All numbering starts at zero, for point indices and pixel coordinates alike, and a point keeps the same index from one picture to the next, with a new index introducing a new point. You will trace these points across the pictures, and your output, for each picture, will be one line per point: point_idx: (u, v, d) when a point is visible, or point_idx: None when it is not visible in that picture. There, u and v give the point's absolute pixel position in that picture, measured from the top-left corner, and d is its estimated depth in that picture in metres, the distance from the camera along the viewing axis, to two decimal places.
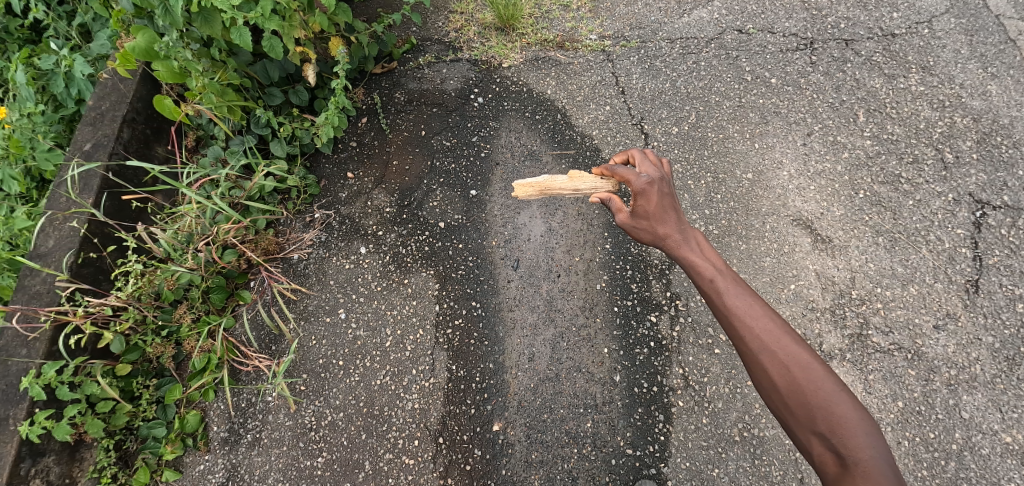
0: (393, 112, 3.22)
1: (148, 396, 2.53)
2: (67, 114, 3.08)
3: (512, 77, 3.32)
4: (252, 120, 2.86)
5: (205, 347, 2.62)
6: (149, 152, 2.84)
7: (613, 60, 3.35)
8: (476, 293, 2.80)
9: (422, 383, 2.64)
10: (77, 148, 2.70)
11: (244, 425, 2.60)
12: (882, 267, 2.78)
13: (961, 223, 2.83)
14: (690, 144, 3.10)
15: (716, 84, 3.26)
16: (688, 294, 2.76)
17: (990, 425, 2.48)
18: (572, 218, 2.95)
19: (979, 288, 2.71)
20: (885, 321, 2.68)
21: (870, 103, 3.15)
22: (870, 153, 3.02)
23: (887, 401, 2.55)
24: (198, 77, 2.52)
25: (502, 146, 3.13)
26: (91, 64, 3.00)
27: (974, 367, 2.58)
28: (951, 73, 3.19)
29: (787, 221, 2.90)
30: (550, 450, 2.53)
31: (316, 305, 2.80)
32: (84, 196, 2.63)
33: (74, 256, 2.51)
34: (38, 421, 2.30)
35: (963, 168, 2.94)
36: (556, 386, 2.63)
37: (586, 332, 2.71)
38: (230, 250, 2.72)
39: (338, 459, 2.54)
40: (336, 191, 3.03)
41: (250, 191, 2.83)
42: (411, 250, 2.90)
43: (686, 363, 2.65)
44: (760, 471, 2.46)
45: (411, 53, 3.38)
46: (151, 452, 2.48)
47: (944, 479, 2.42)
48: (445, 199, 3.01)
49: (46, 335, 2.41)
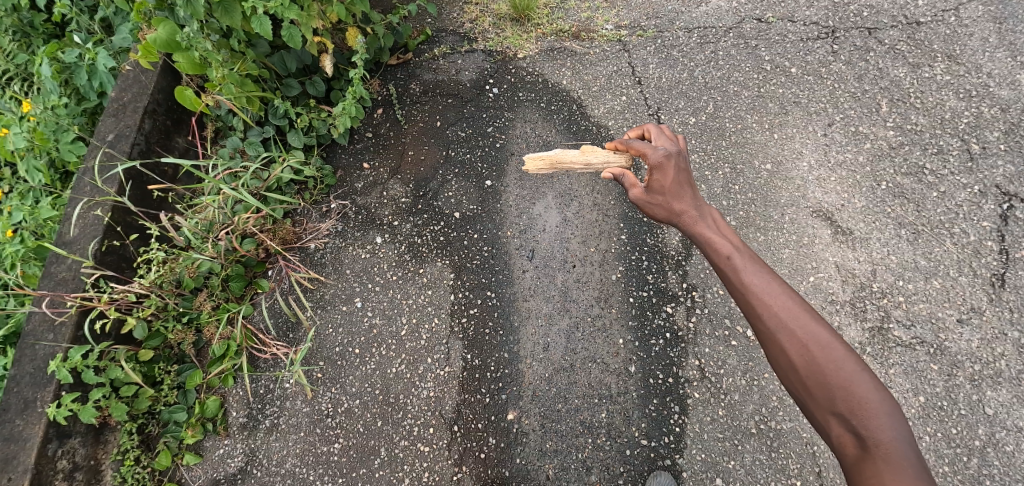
0: (408, 103, 3.23)
1: (169, 381, 2.59)
2: (89, 106, 3.13)
3: (527, 68, 3.31)
4: (270, 111, 2.88)
5: (225, 334, 2.67)
6: (170, 143, 2.87)
7: (630, 50, 3.32)
8: (491, 283, 2.81)
9: (437, 372, 2.66)
10: (100, 138, 2.73)
11: (263, 411, 2.65)
12: (904, 259, 2.73)
13: (987, 216, 2.76)
14: (708, 135, 3.06)
15: (735, 74, 3.21)
16: (704, 286, 2.74)
17: (1014, 422, 2.44)
18: (587, 209, 2.94)
19: (1006, 282, 2.65)
20: (907, 314, 2.63)
21: (893, 93, 3.08)
22: (893, 143, 2.96)
23: (908, 396, 2.52)
24: (218, 68, 2.55)
25: (517, 136, 3.13)
26: (113, 57, 3.04)
27: (999, 363, 2.53)
28: (978, 62, 3.11)
29: (807, 212, 2.86)
30: (564, 439, 2.53)
31: (332, 294, 2.83)
32: (108, 184, 2.65)
33: (98, 244, 2.55)
34: (65, 404, 2.34)
35: (989, 159, 2.87)
36: (570, 376, 2.62)
37: (600, 323, 2.71)
38: (249, 239, 2.76)
39: (354, 445, 2.57)
40: (352, 181, 3.05)
41: (268, 181, 2.85)
42: (426, 240, 2.91)
43: (702, 354, 2.63)
44: (778, 464, 2.44)
45: (426, 44, 3.38)
46: (173, 436, 2.55)
47: (967, 476, 2.38)
48: (461, 190, 3.01)
49: (72, 321, 2.45)
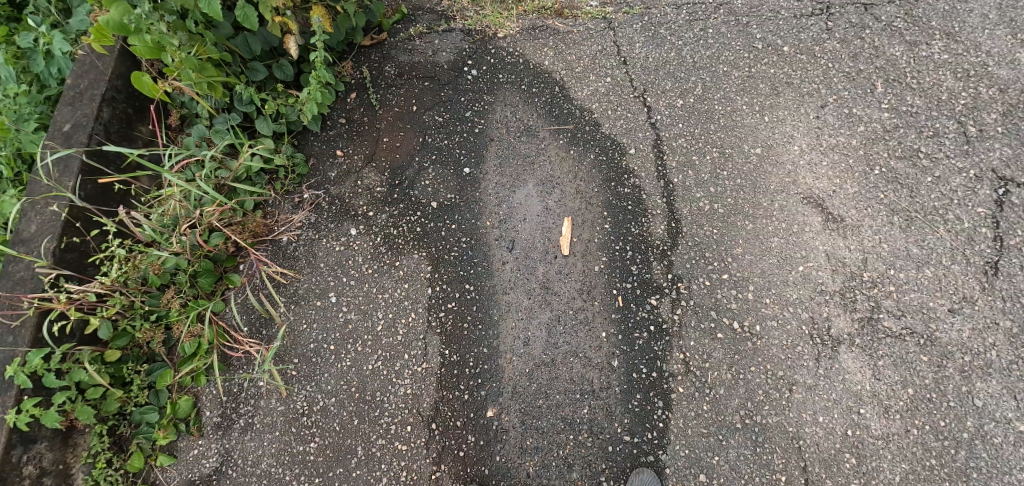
0: (383, 87, 3.08)
1: (139, 381, 2.51)
2: (51, 94, 2.84)
3: (507, 48, 3.15)
4: (235, 97, 2.73)
5: (194, 332, 2.58)
6: (131, 132, 2.72)
7: (615, 29, 3.16)
8: (470, 276, 2.71)
9: (414, 368, 2.59)
10: (55, 129, 2.57)
11: (237, 410, 2.58)
12: (896, 247, 2.65)
13: (982, 201, 2.66)
14: (696, 118, 2.94)
15: (725, 53, 3.07)
16: (690, 276, 2.66)
17: (1003, 413, 2.39)
18: (570, 197, 2.83)
19: (999, 270, 2.57)
20: (897, 305, 2.56)
21: (888, 72, 2.95)
22: (887, 126, 2.85)
23: (897, 388, 2.46)
24: (174, 52, 2.41)
25: (496, 121, 3.00)
26: (70, 42, 2.84)
27: (990, 354, 2.47)
28: (977, 39, 2.96)
29: (797, 199, 2.76)
30: (545, 436, 2.49)
31: (306, 288, 2.74)
32: (64, 179, 2.52)
33: (55, 241, 2.44)
34: (26, 409, 2.27)
35: (986, 142, 2.75)
36: (551, 372, 2.56)
37: (582, 315, 2.63)
38: (217, 233, 2.65)
39: (330, 445, 2.51)
40: (325, 170, 2.92)
41: (235, 171, 2.72)
42: (403, 232, 2.81)
43: (687, 347, 2.56)
44: (762, 459, 2.40)
45: (401, 24, 3.21)
46: (145, 437, 2.47)
47: (954, 469, 2.35)
48: (438, 177, 2.90)
49: (31, 322, 2.36)
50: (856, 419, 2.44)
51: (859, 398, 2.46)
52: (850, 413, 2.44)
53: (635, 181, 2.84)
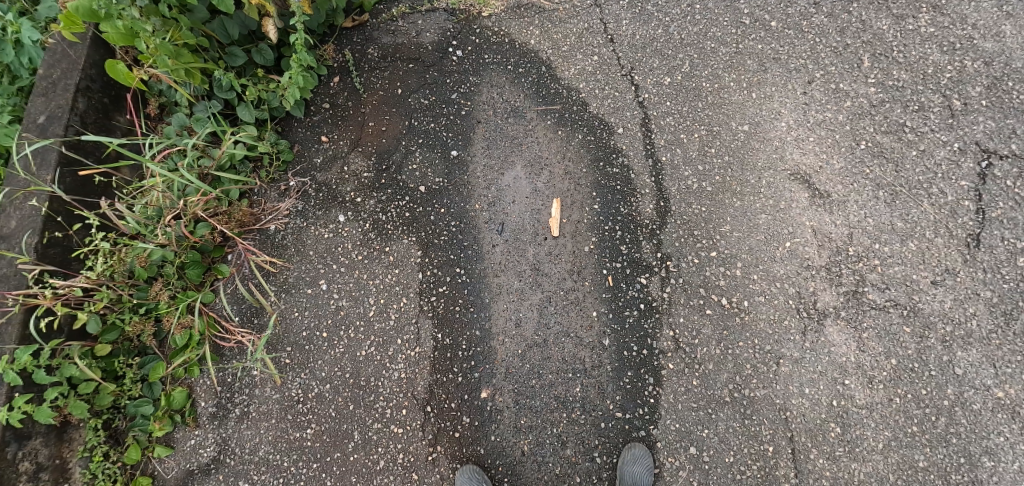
0: (366, 70, 3.02)
1: (132, 375, 2.50)
2: (23, 85, 2.70)
3: (492, 27, 3.09)
4: (214, 84, 2.67)
5: (184, 324, 2.56)
6: (109, 123, 2.65)
7: (602, 5, 3.10)
8: (460, 260, 2.71)
9: (408, 353, 2.61)
10: (30, 121, 2.50)
11: (232, 400, 2.58)
12: (881, 222, 2.68)
13: (966, 175, 2.70)
14: (684, 96, 2.92)
15: (713, 29, 3.04)
16: (679, 256, 2.68)
17: (982, 381, 2.47)
18: (559, 179, 2.82)
19: (981, 242, 2.62)
20: (882, 277, 2.61)
21: (876, 47, 2.94)
22: (873, 101, 2.85)
23: (880, 359, 2.52)
24: (148, 38, 2.34)
25: (483, 103, 2.96)
26: (40, 30, 2.68)
27: (970, 323, 2.53)
28: (964, 12, 2.94)
29: (785, 175, 2.78)
30: (539, 415, 2.54)
31: (297, 276, 2.73)
32: (41, 172, 2.46)
33: (37, 237, 2.40)
34: (18, 406, 2.25)
35: (970, 116, 2.77)
36: (544, 352, 2.59)
37: (573, 297, 2.65)
38: (202, 223, 2.60)
39: (327, 430, 2.55)
40: (310, 156, 2.88)
41: (218, 160, 2.67)
42: (391, 217, 2.79)
43: (676, 325, 2.60)
44: (750, 431, 2.48)
45: (383, 4, 3.12)
46: (141, 429, 2.48)
47: (933, 435, 2.44)
48: (425, 161, 2.87)
49: (16, 319, 2.33)
50: (841, 389, 2.50)
51: (844, 369, 2.52)
52: (835, 385, 2.51)
53: (623, 161, 2.83)
